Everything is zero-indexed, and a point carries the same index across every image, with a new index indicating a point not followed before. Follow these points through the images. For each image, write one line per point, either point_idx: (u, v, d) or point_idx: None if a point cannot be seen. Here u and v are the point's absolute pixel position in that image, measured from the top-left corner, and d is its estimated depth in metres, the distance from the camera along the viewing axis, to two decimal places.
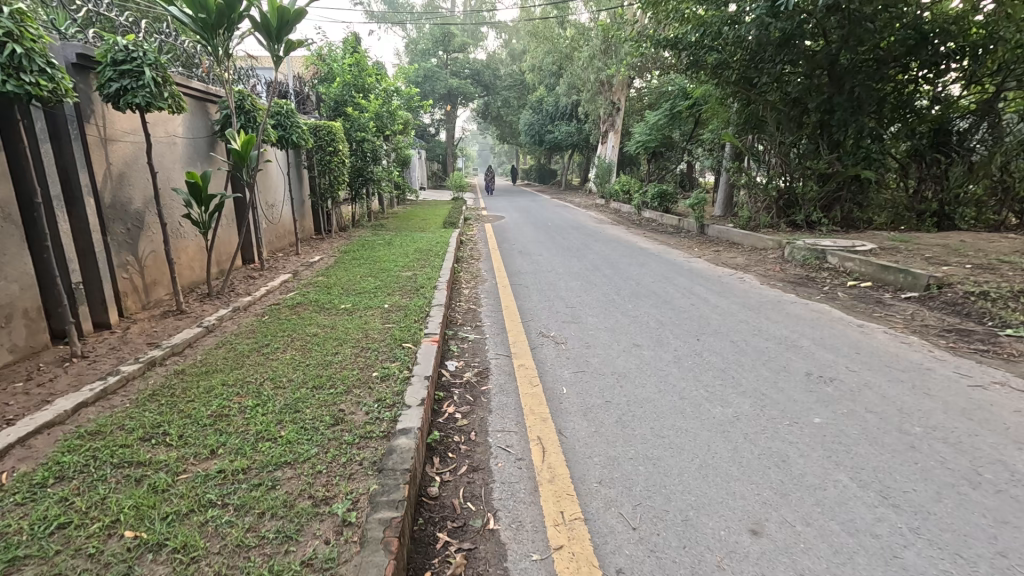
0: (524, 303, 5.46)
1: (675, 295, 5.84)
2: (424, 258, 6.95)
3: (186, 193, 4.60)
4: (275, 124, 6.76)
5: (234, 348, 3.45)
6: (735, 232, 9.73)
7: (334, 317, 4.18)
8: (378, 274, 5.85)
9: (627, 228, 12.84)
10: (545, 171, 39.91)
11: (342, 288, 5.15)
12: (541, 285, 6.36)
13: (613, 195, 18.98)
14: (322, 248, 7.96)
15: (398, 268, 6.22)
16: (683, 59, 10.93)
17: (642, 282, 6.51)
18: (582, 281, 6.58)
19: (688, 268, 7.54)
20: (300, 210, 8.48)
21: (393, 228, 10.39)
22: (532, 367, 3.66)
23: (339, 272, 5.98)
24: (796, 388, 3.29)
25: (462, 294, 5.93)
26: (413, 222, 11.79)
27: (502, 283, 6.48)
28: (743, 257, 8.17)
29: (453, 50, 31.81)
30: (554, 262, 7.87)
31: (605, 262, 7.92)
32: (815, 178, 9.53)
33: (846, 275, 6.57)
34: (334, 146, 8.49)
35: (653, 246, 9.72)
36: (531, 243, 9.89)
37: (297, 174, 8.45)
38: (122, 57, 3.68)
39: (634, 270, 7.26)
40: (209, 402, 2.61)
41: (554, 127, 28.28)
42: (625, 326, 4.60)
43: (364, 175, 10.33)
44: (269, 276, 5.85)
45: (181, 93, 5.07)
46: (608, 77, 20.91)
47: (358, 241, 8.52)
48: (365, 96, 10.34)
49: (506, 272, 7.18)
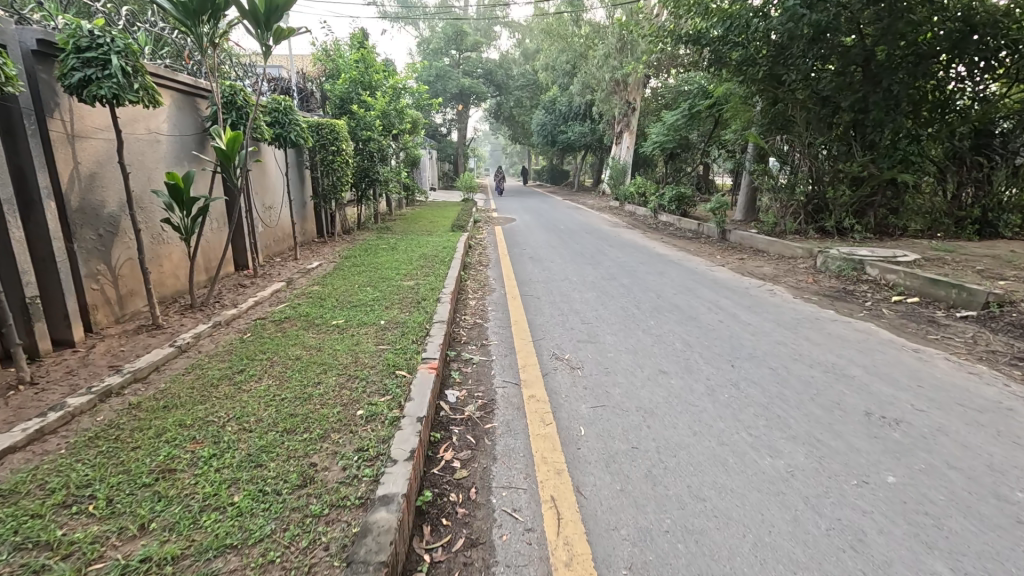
0: (535, 318, 4.98)
1: (701, 310, 5.33)
2: (429, 265, 6.51)
3: (167, 195, 4.20)
4: (273, 121, 6.37)
5: (202, 375, 3.02)
6: (760, 238, 9.18)
7: (322, 336, 3.74)
8: (378, 283, 5.42)
9: (644, 232, 12.32)
10: (558, 172, 39.41)
11: (337, 301, 4.72)
12: (553, 296, 5.88)
13: (628, 197, 18.43)
14: (323, 253, 7.57)
15: (400, 277, 5.79)
16: (705, 56, 10.41)
17: (663, 294, 6.01)
18: (598, 292, 6.09)
19: (711, 277, 7.02)
20: (300, 212, 8.09)
21: (399, 231, 9.97)
22: (544, 400, 3.19)
23: (336, 281, 5.56)
24: (857, 434, 2.78)
25: (468, 306, 5.47)
26: (420, 225, 11.37)
27: (511, 293, 6.01)
28: (771, 266, 7.62)
29: (466, 50, 31.40)
30: (568, 270, 7.39)
31: (622, 270, 7.41)
32: (847, 182, 8.95)
33: (888, 289, 6.01)
34: (337, 145, 8.09)
35: (672, 252, 9.20)
36: (542, 249, 9.41)
37: (297, 175, 8.06)
38: (86, 44, 3.26)
39: (654, 280, 6.75)
40: (156, 451, 2.17)
41: (567, 128, 27.79)
42: (648, 348, 4.11)
43: (371, 175, 9.93)
44: (260, 284, 5.44)
45: (165, 86, 4.68)
46: (623, 76, 20.37)
47: (362, 245, 8.13)
48: (372, 93, 9.95)
49: (516, 281, 6.72)
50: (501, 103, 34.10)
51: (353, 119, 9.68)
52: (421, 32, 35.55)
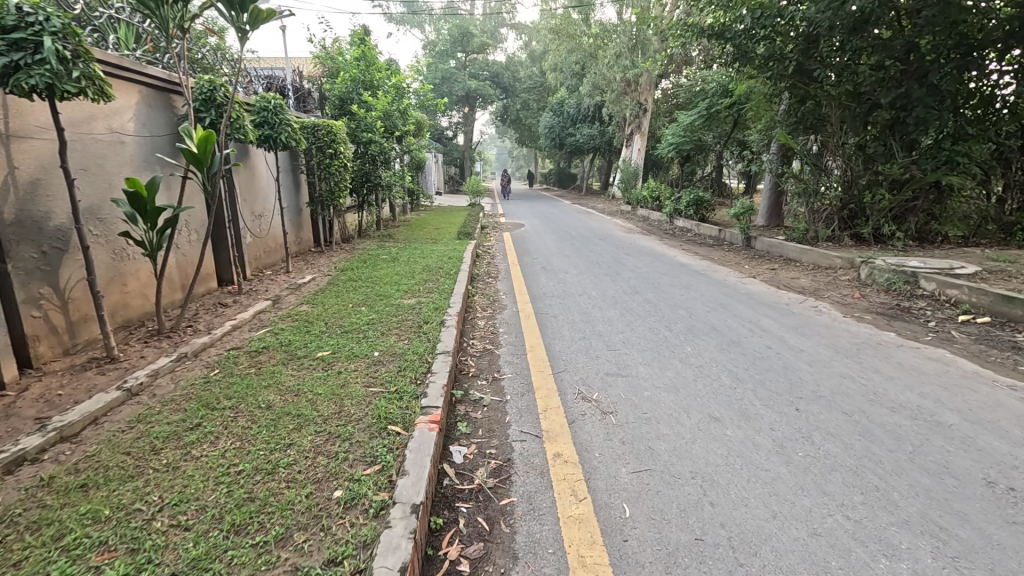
0: (553, 344, 4.34)
1: (742, 332, 4.67)
2: (433, 279, 5.88)
3: (127, 205, 3.61)
4: (260, 121, 5.79)
5: (146, 432, 2.41)
6: (790, 246, 8.50)
7: (303, 374, 3.11)
8: (375, 302, 4.81)
9: (660, 239, 11.65)
10: (565, 175, 38.79)
11: (327, 325, 4.10)
12: (572, 315, 5.24)
13: (640, 201, 17.77)
14: (318, 265, 6.96)
15: (401, 294, 5.15)
16: (728, 51, 9.76)
17: (695, 312, 5.35)
18: (622, 310, 5.44)
19: (745, 292, 6.34)
20: (293, 220, 7.50)
21: (402, 239, 9.38)
22: (574, 463, 2.55)
23: (328, 299, 4.94)
24: (987, 518, 2.12)
25: (477, 327, 4.84)
26: (425, 231, 10.79)
27: (524, 311, 5.38)
28: (808, 278, 6.95)
29: (472, 51, 30.81)
30: (584, 282, 6.76)
31: (646, 283, 6.77)
32: (886, 185, 8.25)
33: (949, 305, 5.33)
34: (334, 148, 7.49)
35: (695, 261, 8.54)
36: (555, 258, 8.77)
37: (291, 179, 7.48)
38: (11, 23, 2.65)
39: (682, 295, 6.08)
40: (46, 570, 1.56)
41: (576, 130, 27.21)
42: (690, 385, 3.46)
43: (372, 180, 9.36)
44: (243, 304, 4.84)
45: (131, 80, 4.10)
46: (634, 76, 19.76)
47: (360, 255, 7.53)
48: (374, 93, 9.37)
49: (529, 296, 6.09)
50: (508, 105, 33.54)
51: (353, 121, 9.11)
52: (427, 34, 35.10)
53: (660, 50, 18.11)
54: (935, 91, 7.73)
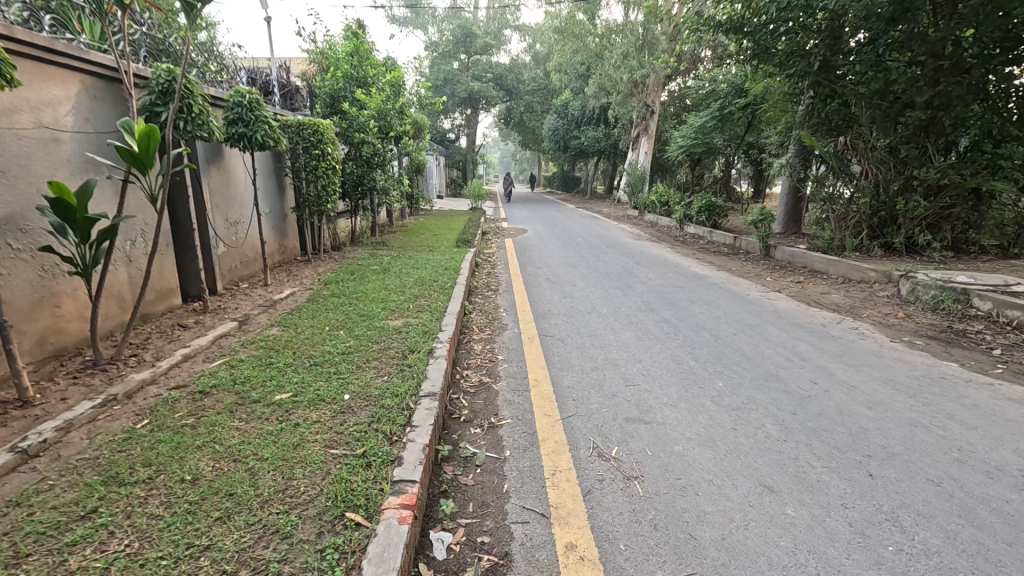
0: (560, 377, 3.71)
1: (779, 362, 4.03)
2: (425, 295, 5.25)
3: (53, 215, 3.00)
4: (233, 119, 5.20)
5: (20, 525, 1.79)
6: (815, 257, 7.86)
7: (251, 428, 2.49)
8: (357, 324, 4.20)
9: (671, 247, 11.02)
10: (570, 179, 38.19)
11: (294, 356, 3.47)
12: (581, 339, 4.61)
13: (647, 206, 17.15)
14: (301, 277, 6.35)
15: (387, 314, 4.52)
16: (747, 47, 9.18)
17: (721, 336, 4.71)
18: (638, 332, 4.81)
19: (772, 310, 5.69)
20: (275, 227, 6.89)
21: (397, 247, 8.78)
22: (593, 564, 1.92)
23: (303, 320, 4.30)
24: None
25: (473, 353, 4.22)
26: (422, 238, 10.20)
27: (527, 333, 4.76)
28: (840, 293, 6.31)
29: (475, 53, 30.23)
30: (593, 297, 6.15)
31: (662, 299, 6.14)
32: (921, 191, 7.60)
33: (1011, 328, 4.68)
34: (321, 149, 6.90)
35: (712, 272, 7.90)
36: (561, 268, 8.17)
37: (273, 183, 6.88)
38: None
39: (703, 314, 5.46)
40: None
41: (581, 132, 26.66)
42: (730, 438, 2.83)
43: (365, 183, 8.78)
44: (204, 326, 4.22)
45: (70, 68, 3.51)
46: (642, 77, 19.17)
47: (349, 265, 6.94)
48: (368, 91, 8.80)
49: (533, 314, 5.47)
50: (511, 107, 33.02)
51: (345, 120, 8.54)
52: (431, 35, 34.72)
53: (669, 50, 17.52)
54: (976, 89, 7.10)
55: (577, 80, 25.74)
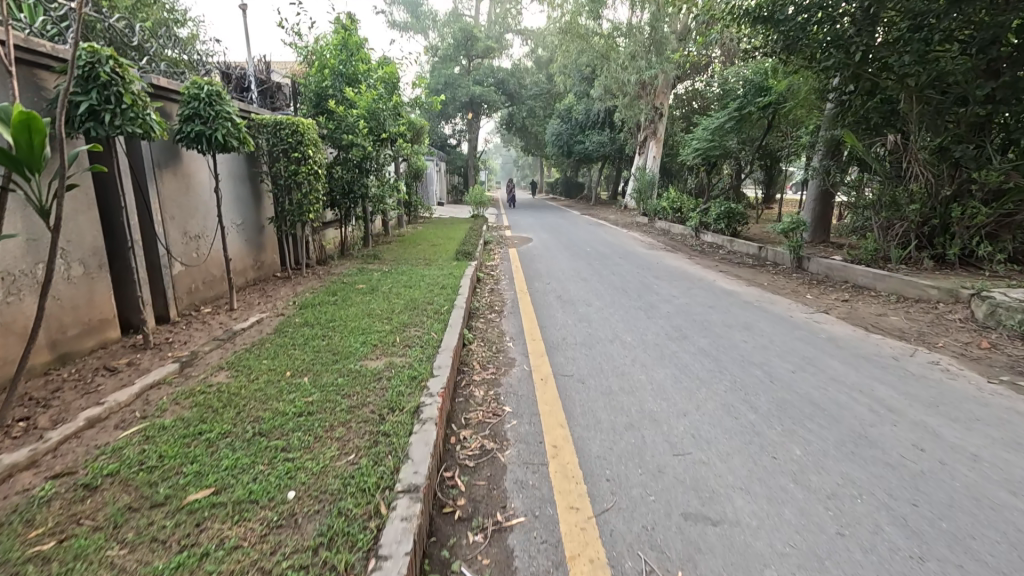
0: (587, 442, 2.84)
1: (862, 416, 3.16)
2: (417, 323, 4.42)
3: None
4: (189, 114, 4.40)
5: None
6: (859, 270, 6.99)
7: (132, 565, 1.63)
8: (328, 366, 3.36)
9: (689, 257, 10.16)
10: (574, 185, 37.41)
11: (236, 418, 2.64)
12: (606, 380, 3.75)
13: (658, 213, 16.34)
14: (275, 299, 5.50)
15: (367, 352, 3.68)
16: (773, 39, 8.38)
17: (776, 376, 3.84)
18: (674, 370, 3.94)
19: (826, 338, 4.83)
20: (248, 240, 6.07)
21: (390, 260, 7.95)
22: None
23: (261, 361, 3.46)
24: None
25: (473, 403, 3.37)
26: (418, 249, 9.40)
27: (539, 373, 3.90)
28: (899, 315, 5.45)
29: (476, 56, 29.50)
30: (613, 321, 5.29)
31: (692, 323, 5.30)
32: (981, 195, 6.70)
33: None
34: (302, 151, 6.11)
35: (742, 288, 7.03)
36: (572, 283, 7.33)
37: (247, 189, 6.07)
38: None
39: (746, 345, 4.60)
40: None
41: (585, 137, 25.92)
42: (843, 557, 1.96)
43: (355, 190, 8.01)
44: (137, 370, 3.38)
45: None
46: (650, 79, 18.41)
47: (333, 284, 6.09)
48: (357, 88, 8.02)
49: (544, 344, 4.61)
50: (513, 112, 32.33)
51: (332, 120, 7.76)
52: (431, 40, 34.10)
53: (679, 50, 16.77)
54: None
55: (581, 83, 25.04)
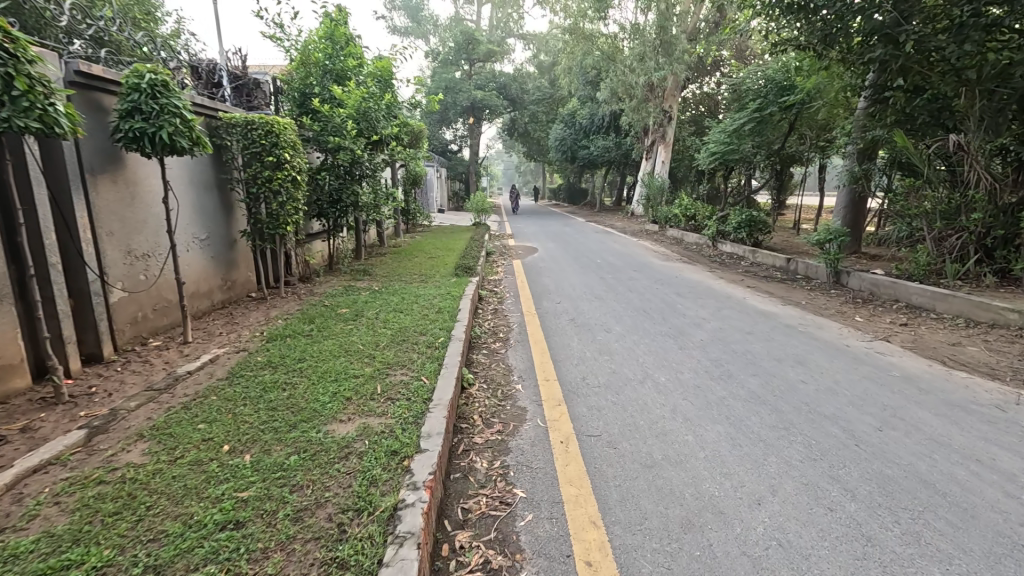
0: (635, 559, 2.02)
1: (1002, 506, 2.33)
2: (405, 363, 3.61)
3: None
4: (129, 108, 3.63)
5: None
6: (913, 287, 6.15)
7: None
8: (279, 436, 2.54)
9: (711, 270, 9.32)
10: (578, 191, 36.64)
11: (128, 536, 1.81)
12: (645, 444, 2.93)
13: (669, 220, 15.54)
14: (241, 327, 4.66)
15: (337, 410, 2.86)
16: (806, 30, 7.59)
17: (860, 436, 3.01)
18: (729, 429, 3.10)
19: (900, 376, 4.01)
20: (215, 257, 5.28)
21: (382, 277, 7.15)
22: None
23: (196, 426, 2.63)
24: None
25: (474, 485, 2.54)
26: (415, 262, 8.61)
27: (557, 434, 3.05)
28: (977, 345, 4.61)
29: (477, 60, 28.81)
30: (641, 356, 4.45)
31: (734, 356, 4.47)
32: None
33: None
34: (277, 155, 5.39)
35: (779, 309, 6.20)
36: (587, 304, 6.49)
37: (216, 199, 5.29)
38: None
39: (807, 388, 3.77)
40: None
41: (590, 142, 25.16)
42: None
43: (343, 198, 7.25)
44: (32, 439, 2.55)
45: None
46: (660, 81, 17.67)
47: (313, 307, 5.27)
48: (345, 86, 7.25)
49: (561, 388, 3.76)
50: (516, 117, 31.64)
51: (318, 121, 7.00)
52: (432, 44, 33.45)
53: (690, 50, 16.03)
54: None
55: (585, 86, 24.31)
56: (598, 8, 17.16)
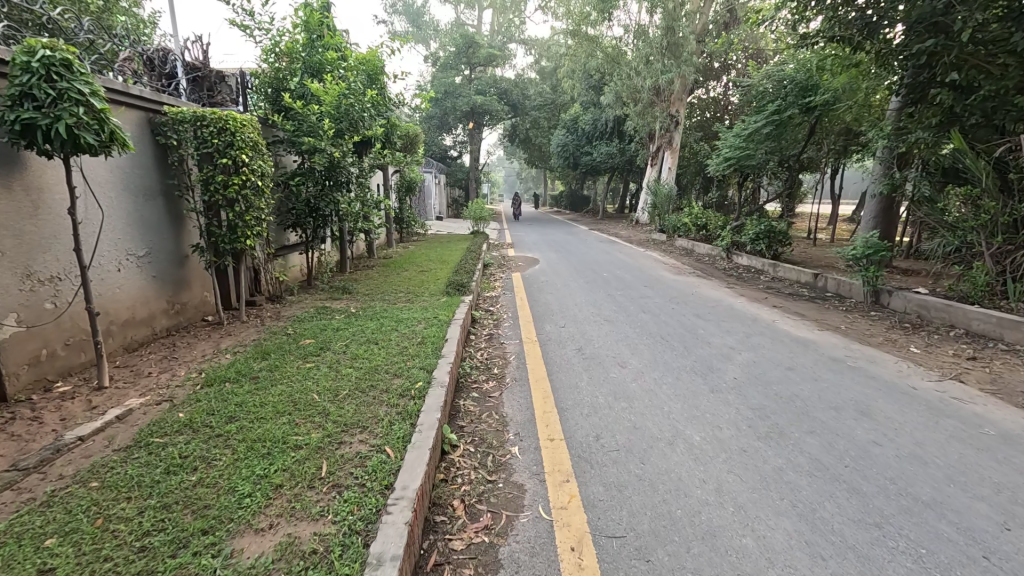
0: None
1: None
2: (366, 425, 2.78)
3: None
4: (17, 94, 2.81)
5: None
6: (972, 310, 5.32)
7: None
8: (155, 566, 1.71)
9: (730, 286, 8.48)
10: (580, 198, 35.93)
11: None
12: (689, 557, 2.09)
13: (677, 229, 14.74)
14: (179, 364, 3.83)
15: (256, 508, 2.03)
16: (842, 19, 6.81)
17: (984, 541, 2.18)
18: (802, 529, 2.26)
19: (995, 434, 3.17)
20: (160, 277, 4.48)
21: (364, 295, 6.33)
22: None
23: (39, 545, 1.80)
24: None
25: None
26: (405, 277, 7.80)
27: (566, 538, 2.22)
28: None
29: (477, 64, 28.13)
30: (667, 404, 3.61)
31: (780, 403, 3.64)
32: None
33: None
34: (232, 156, 4.61)
35: (819, 337, 5.37)
36: (595, 329, 5.66)
37: (162, 208, 4.51)
38: None
39: (885, 455, 2.93)
40: None
41: (593, 148, 24.41)
42: None
43: (321, 206, 6.46)
44: None
45: None
46: (667, 84, 16.92)
47: (273, 337, 4.45)
48: (324, 81, 6.49)
49: (569, 455, 2.93)
50: (517, 123, 30.94)
51: (292, 120, 6.23)
52: (431, 50, 32.81)
53: (698, 52, 15.29)
54: None
55: (588, 90, 23.60)
56: (602, 9, 16.46)
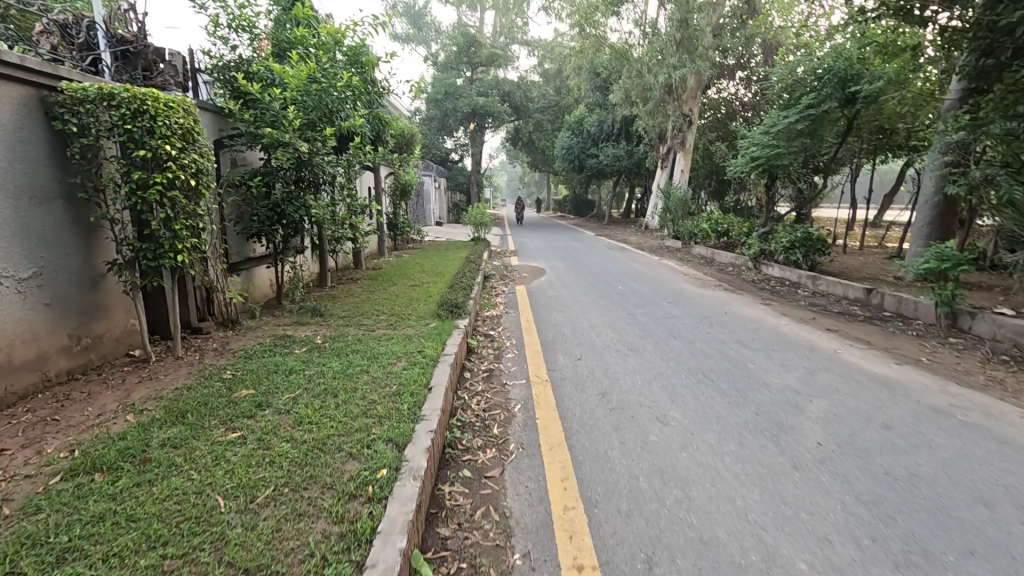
0: None
1: None
2: (280, 570, 1.70)
3: None
4: None
5: None
6: None
7: None
8: None
9: (766, 302, 7.36)
10: (582, 202, 34.91)
11: None
12: None
13: (694, 236, 13.63)
14: (53, 432, 2.73)
15: None
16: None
17: None
18: None
19: None
20: (57, 305, 3.41)
21: (337, 319, 5.25)
22: None
23: None
24: None
25: None
26: (391, 293, 6.72)
27: None
28: None
29: (478, 65, 27.08)
30: (743, 497, 2.51)
31: (901, 494, 2.54)
32: None
33: None
34: (152, 147, 3.55)
35: (904, 377, 4.24)
36: (619, 362, 4.56)
37: (62, 215, 3.46)
38: None
39: None
40: None
41: (598, 150, 23.34)
42: None
43: (287, 211, 5.39)
44: None
45: None
46: (680, 81, 15.85)
47: (202, 384, 3.38)
48: (290, 62, 5.50)
49: None
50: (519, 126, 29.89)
51: (252, 109, 5.19)
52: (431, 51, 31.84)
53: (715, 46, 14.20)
54: None
55: (593, 90, 22.55)
56: None
